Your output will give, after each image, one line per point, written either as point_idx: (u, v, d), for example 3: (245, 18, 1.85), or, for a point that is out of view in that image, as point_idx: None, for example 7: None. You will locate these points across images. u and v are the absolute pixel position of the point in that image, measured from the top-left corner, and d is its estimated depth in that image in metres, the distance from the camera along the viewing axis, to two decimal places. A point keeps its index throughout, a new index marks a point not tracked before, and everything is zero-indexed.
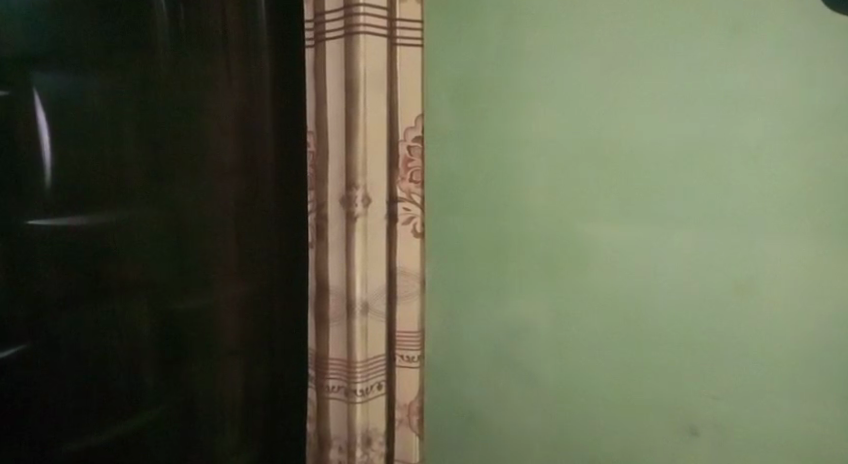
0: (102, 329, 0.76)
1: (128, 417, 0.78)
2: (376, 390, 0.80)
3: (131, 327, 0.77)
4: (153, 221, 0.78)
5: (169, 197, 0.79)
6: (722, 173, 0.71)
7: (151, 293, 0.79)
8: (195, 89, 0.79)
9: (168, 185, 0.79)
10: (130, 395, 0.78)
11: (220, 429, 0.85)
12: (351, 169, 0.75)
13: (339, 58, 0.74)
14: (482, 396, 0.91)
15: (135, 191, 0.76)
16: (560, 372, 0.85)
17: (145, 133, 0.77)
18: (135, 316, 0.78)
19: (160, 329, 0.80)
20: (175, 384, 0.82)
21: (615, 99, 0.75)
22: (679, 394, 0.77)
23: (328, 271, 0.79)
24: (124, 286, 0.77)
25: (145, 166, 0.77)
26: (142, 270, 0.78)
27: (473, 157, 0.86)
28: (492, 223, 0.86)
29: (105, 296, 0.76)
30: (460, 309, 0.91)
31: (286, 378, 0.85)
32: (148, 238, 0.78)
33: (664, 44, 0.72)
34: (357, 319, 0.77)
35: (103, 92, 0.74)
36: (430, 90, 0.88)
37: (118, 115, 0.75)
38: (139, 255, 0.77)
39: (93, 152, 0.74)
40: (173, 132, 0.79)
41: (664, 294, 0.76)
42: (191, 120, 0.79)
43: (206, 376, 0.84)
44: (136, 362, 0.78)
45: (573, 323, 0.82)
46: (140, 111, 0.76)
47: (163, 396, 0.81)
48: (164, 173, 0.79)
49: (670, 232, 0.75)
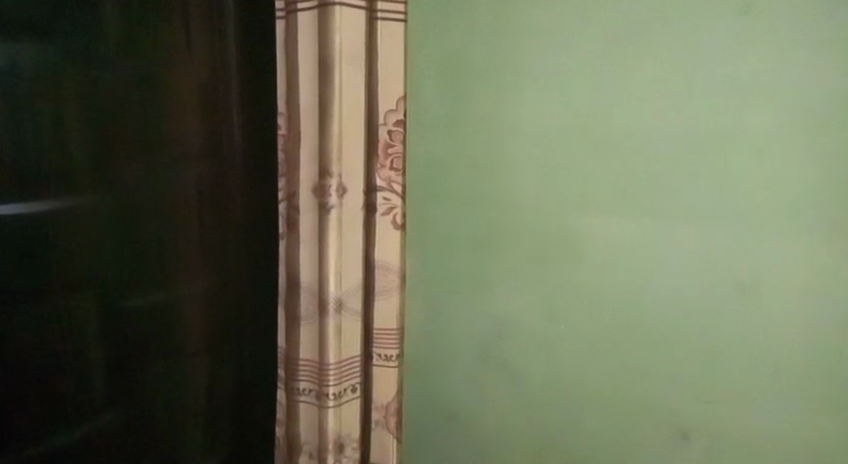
0: (65, 323, 0.68)
1: (96, 415, 0.72)
2: (350, 393, 0.74)
3: (76, 328, 0.69)
4: (99, 209, 0.70)
5: (127, 181, 0.72)
6: (728, 166, 0.65)
7: (103, 289, 0.72)
8: (157, 63, 0.73)
9: (125, 168, 0.72)
10: (73, 403, 0.70)
11: (185, 428, 0.80)
12: (325, 155, 0.68)
13: (313, 32, 0.68)
14: (464, 393, 0.85)
15: (78, 176, 0.68)
16: (547, 373, 0.79)
17: (92, 113, 0.69)
18: (80, 316, 0.70)
19: (118, 324, 0.73)
20: (126, 389, 0.74)
21: (614, 85, 0.69)
22: (673, 401, 0.72)
23: (299, 266, 0.73)
24: (80, 280, 0.69)
25: (99, 147, 0.69)
26: (86, 264, 0.70)
27: (456, 144, 0.80)
28: (475, 214, 0.80)
29: (54, 294, 0.67)
30: (443, 305, 0.85)
31: (259, 376, 0.80)
32: (102, 227, 0.71)
33: (669, 25, 0.66)
34: (330, 318, 0.71)
35: (40, 63, 0.64)
36: (413, 70, 0.81)
37: (66, 90, 0.66)
38: (96, 244, 0.70)
39: (27, 131, 0.64)
40: (126, 112, 0.71)
41: (658, 296, 0.70)
42: (150, 97, 0.73)
43: (163, 377, 0.77)
44: (93, 362, 0.71)
45: (560, 323, 0.77)
46: (83, 87, 0.68)
47: (118, 399, 0.74)
48: (120, 155, 0.71)
49: (666, 229, 0.69)
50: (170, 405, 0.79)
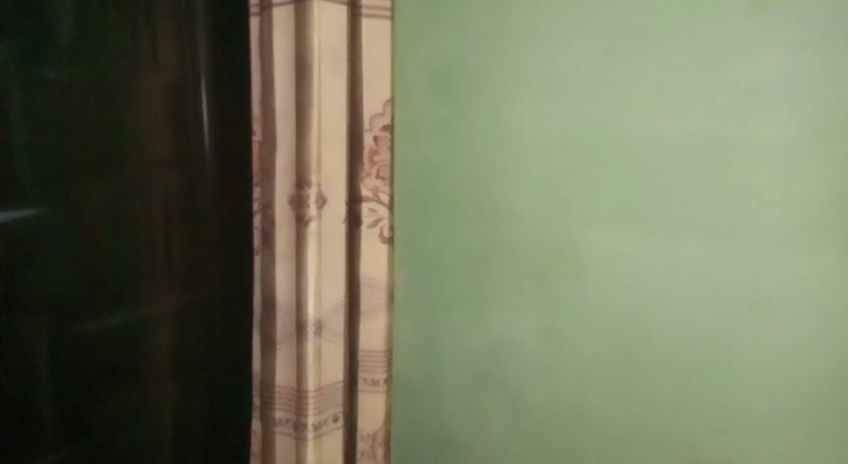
0: (35, 348, 0.65)
1: (68, 441, 0.69)
2: (332, 424, 0.68)
3: (22, 354, 0.64)
4: (49, 224, 0.66)
5: (93, 197, 0.69)
6: (746, 173, 0.58)
7: (71, 310, 0.68)
8: (123, 72, 0.68)
9: (91, 183, 0.68)
10: (44, 429, 0.67)
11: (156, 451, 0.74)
12: (303, 163, 0.62)
13: (289, 28, 0.62)
14: (457, 418, 0.78)
15: (26, 189, 0.64)
16: (548, 397, 0.71)
17: (59, 127, 0.66)
18: (24, 341, 0.65)
19: (85, 348, 0.69)
20: (80, 418, 0.69)
21: (619, 86, 0.63)
22: (687, 430, 0.64)
23: (276, 285, 0.67)
24: (46, 301, 0.66)
25: (66, 163, 0.67)
26: (53, 286, 0.67)
27: (450, 149, 0.73)
28: (471, 225, 0.73)
29: (15, 317, 0.64)
30: (434, 324, 0.77)
31: (228, 395, 0.74)
32: (70, 246, 0.68)
33: (679, 19, 0.59)
34: (309, 342, 0.64)
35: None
36: (404, 70, 0.74)
37: (28, 104, 0.64)
38: (65, 264, 0.68)
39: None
40: (77, 120, 0.67)
41: (667, 317, 0.64)
42: (115, 109, 0.68)
43: (132, 398, 0.72)
44: (60, 389, 0.68)
45: (563, 343, 0.70)
46: (30, 94, 0.64)
47: (90, 424, 0.70)
48: (86, 170, 0.68)
49: (676, 241, 0.62)
50: (141, 428, 0.73)
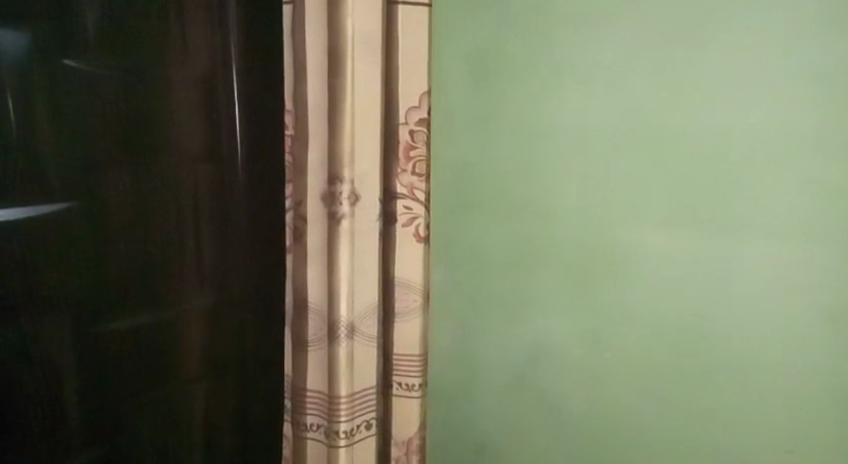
0: (70, 339, 0.65)
1: (102, 434, 0.69)
2: (364, 430, 0.65)
3: (50, 351, 0.64)
4: (78, 219, 0.65)
5: (127, 191, 0.68)
6: (817, 170, 0.54)
7: (106, 304, 0.67)
8: (156, 66, 0.67)
9: (124, 176, 0.67)
10: (80, 420, 0.67)
11: (187, 443, 0.74)
12: (335, 158, 0.59)
13: (321, 16, 0.60)
14: (494, 424, 0.74)
15: (52, 185, 0.62)
16: (591, 404, 0.67)
17: (97, 120, 0.65)
18: (51, 338, 0.64)
19: (120, 343, 0.68)
20: (107, 414, 0.69)
21: (679, 77, 0.58)
22: (745, 441, 0.61)
23: (307, 285, 0.64)
24: (83, 294, 0.66)
25: (102, 156, 0.66)
26: (89, 279, 0.66)
27: (490, 143, 0.69)
28: (514, 224, 0.69)
29: (55, 310, 0.64)
30: (471, 324, 0.73)
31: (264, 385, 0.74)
32: (105, 239, 0.67)
33: (749, 5, 0.55)
34: (341, 345, 0.61)
35: (6, 64, 0.59)
36: (441, 60, 0.71)
37: (67, 95, 0.63)
38: (101, 257, 0.67)
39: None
40: (108, 114, 0.66)
41: (722, 323, 0.60)
42: (152, 102, 0.68)
43: (167, 390, 0.72)
44: (95, 380, 0.68)
45: (607, 346, 0.65)
46: (63, 84, 0.62)
47: (123, 418, 0.70)
48: (120, 162, 0.67)
49: (735, 242, 0.58)
50: (173, 422, 0.73)
